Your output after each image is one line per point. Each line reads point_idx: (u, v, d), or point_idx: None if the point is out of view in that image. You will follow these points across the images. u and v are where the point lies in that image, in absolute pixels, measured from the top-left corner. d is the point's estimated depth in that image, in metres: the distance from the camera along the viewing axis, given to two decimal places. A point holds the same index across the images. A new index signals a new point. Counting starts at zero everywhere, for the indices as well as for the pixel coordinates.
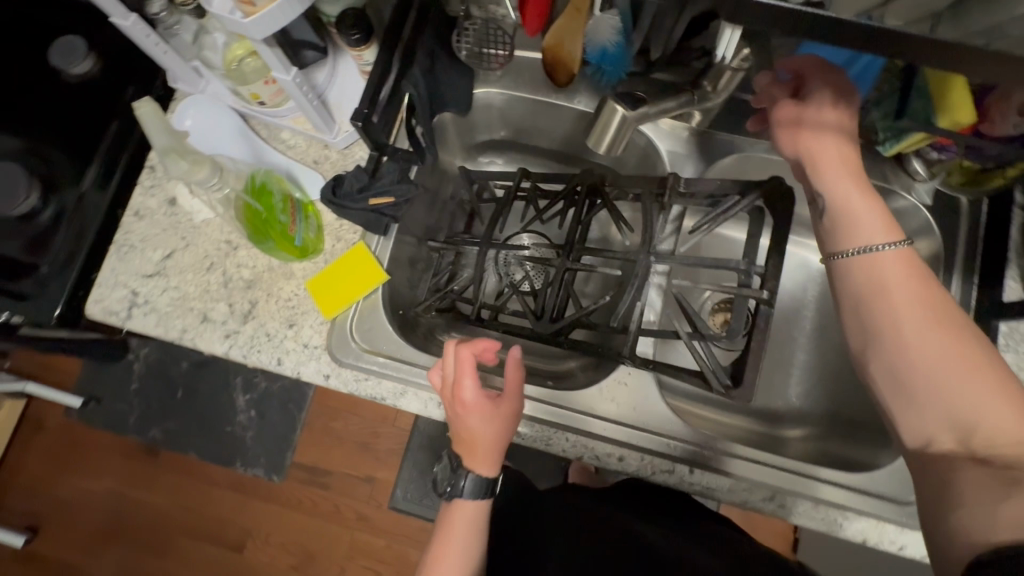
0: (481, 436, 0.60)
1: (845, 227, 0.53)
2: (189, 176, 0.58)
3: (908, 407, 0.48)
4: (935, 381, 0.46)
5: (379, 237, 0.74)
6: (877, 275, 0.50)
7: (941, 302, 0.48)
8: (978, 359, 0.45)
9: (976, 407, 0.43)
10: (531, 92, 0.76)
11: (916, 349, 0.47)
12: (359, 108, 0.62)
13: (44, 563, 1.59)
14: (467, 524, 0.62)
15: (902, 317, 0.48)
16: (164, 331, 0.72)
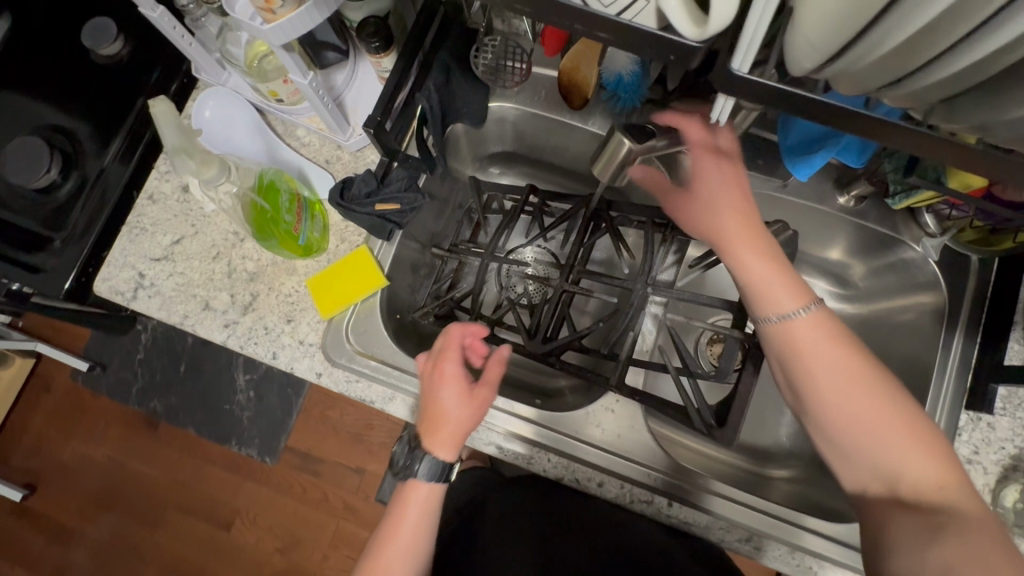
0: (448, 412, 0.61)
1: (763, 293, 0.55)
2: (197, 174, 0.59)
3: (838, 452, 0.53)
4: (864, 437, 0.51)
5: (383, 241, 0.74)
6: (794, 338, 0.53)
7: (848, 353, 0.52)
8: (895, 414, 0.50)
9: (897, 457, 0.49)
10: (545, 110, 0.76)
11: (839, 410, 0.51)
12: (373, 116, 0.63)
13: (39, 520, 1.63)
14: (421, 503, 0.63)
15: (821, 381, 0.52)
16: (166, 315, 0.73)
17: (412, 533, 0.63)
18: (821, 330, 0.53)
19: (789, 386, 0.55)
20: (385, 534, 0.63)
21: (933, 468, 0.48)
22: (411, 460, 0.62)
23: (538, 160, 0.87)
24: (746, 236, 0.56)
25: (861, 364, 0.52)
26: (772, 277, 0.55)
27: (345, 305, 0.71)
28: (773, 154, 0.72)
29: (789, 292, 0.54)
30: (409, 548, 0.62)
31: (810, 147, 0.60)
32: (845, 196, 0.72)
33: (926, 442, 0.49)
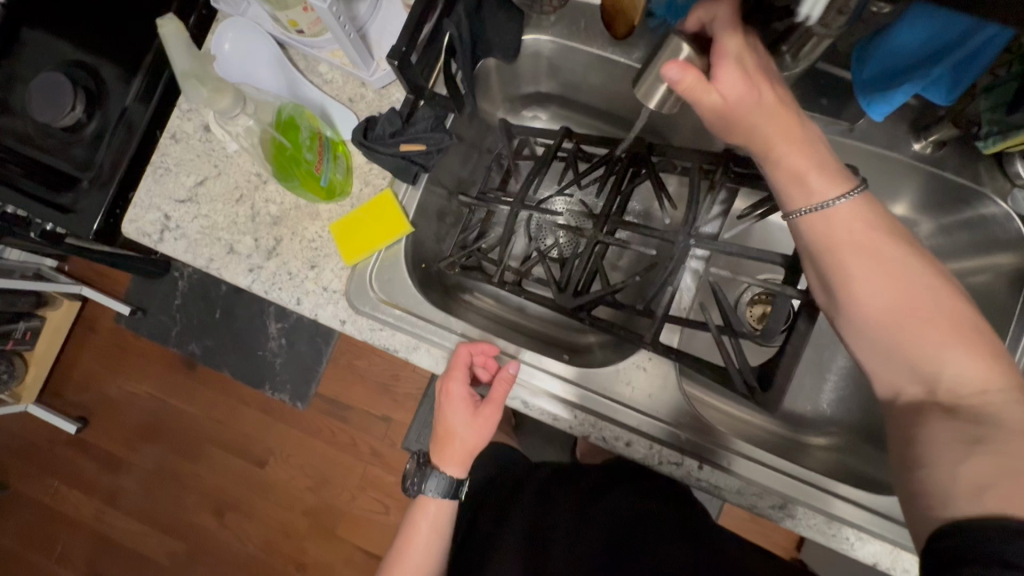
0: (457, 430, 0.64)
1: (797, 183, 0.50)
2: (211, 104, 0.55)
3: (871, 353, 0.50)
4: (898, 337, 0.48)
5: (408, 186, 0.71)
6: (832, 230, 0.49)
7: (892, 245, 0.49)
8: (937, 310, 0.47)
9: (942, 355, 0.46)
10: (584, 43, 0.70)
11: (879, 304, 0.48)
12: (397, 45, 0.59)
13: (93, 450, 1.75)
14: (431, 520, 0.67)
15: (858, 276, 0.49)
16: (191, 258, 0.73)
17: (422, 550, 0.67)
18: (859, 220, 0.49)
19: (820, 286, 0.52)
20: (399, 549, 0.67)
21: (972, 368, 0.45)
22: (421, 482, 0.66)
23: (573, 100, 0.81)
24: (782, 132, 0.48)
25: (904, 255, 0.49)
26: (811, 165, 0.49)
27: (369, 251, 0.68)
28: (843, 93, 0.64)
29: (831, 181, 0.49)
30: (420, 571, 0.66)
31: (892, 80, 0.53)
32: (921, 141, 0.64)
33: (971, 339, 0.46)
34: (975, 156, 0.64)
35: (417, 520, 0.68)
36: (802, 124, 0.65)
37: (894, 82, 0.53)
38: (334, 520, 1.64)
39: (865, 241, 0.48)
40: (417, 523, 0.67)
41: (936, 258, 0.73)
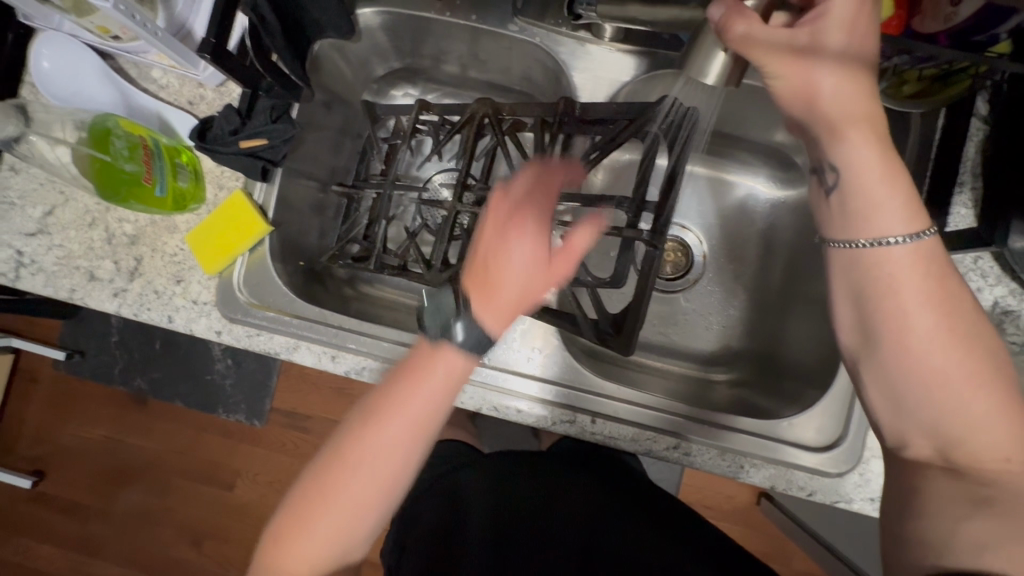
0: (513, 279, 0.49)
1: (858, 216, 0.50)
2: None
3: (887, 399, 0.49)
4: (932, 396, 0.46)
5: (261, 183, 0.68)
6: (890, 275, 0.47)
7: (956, 303, 0.47)
8: (982, 371, 0.45)
9: (970, 416, 0.45)
10: (422, 11, 0.68)
11: (928, 361, 0.46)
12: (205, 37, 0.57)
13: (55, 501, 1.71)
14: (449, 368, 0.50)
15: (914, 327, 0.47)
16: (53, 291, 0.70)
17: (421, 422, 0.49)
18: (918, 269, 0.47)
19: (853, 326, 0.50)
20: (390, 392, 0.49)
21: (1003, 433, 0.44)
22: (452, 318, 0.50)
23: (437, 72, 0.79)
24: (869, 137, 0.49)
25: (959, 309, 0.47)
26: (885, 198, 0.49)
27: (229, 257, 0.65)
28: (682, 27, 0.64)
29: (901, 219, 0.48)
30: (415, 437, 0.49)
31: None
32: None
33: (1005, 402, 0.45)
34: None
35: (421, 372, 0.50)
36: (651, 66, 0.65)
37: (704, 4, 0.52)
38: None
39: (922, 285, 0.47)
40: (425, 375, 0.49)
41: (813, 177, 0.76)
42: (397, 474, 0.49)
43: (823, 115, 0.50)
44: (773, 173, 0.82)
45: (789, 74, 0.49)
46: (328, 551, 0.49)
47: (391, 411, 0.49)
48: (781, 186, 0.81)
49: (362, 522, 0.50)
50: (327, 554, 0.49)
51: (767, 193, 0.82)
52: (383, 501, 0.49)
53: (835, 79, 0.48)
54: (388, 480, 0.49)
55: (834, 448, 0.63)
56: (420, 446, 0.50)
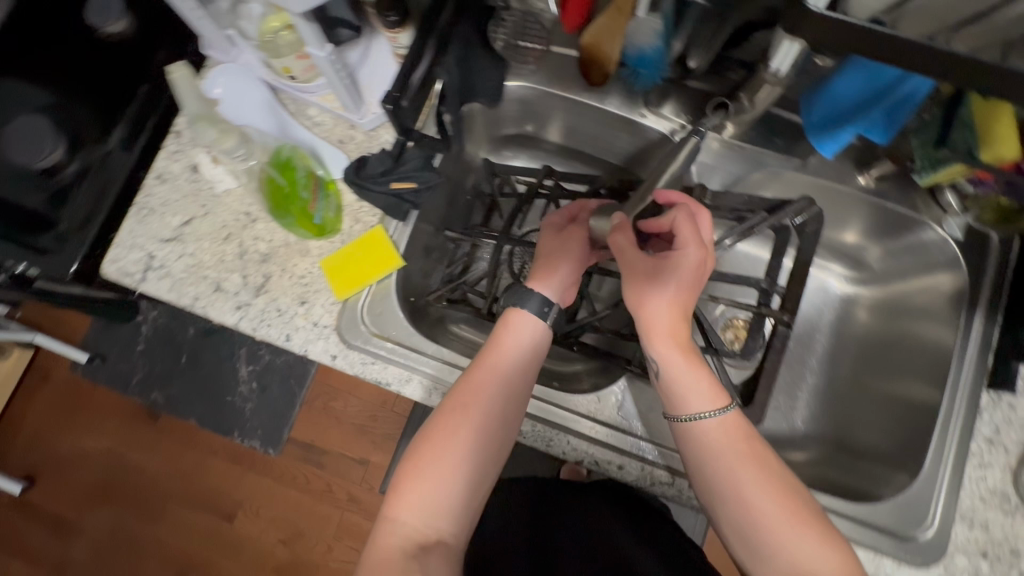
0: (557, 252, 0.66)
1: (676, 393, 0.54)
2: (217, 144, 0.71)
3: (750, 552, 0.51)
4: (779, 537, 0.49)
5: (398, 222, 0.73)
6: (707, 440, 0.53)
7: (763, 460, 0.52)
8: (799, 511, 0.50)
9: (808, 552, 0.48)
10: (562, 89, 0.75)
11: (752, 507, 0.50)
12: (390, 91, 0.62)
13: (39, 512, 1.62)
14: (520, 330, 0.63)
15: (734, 473, 0.51)
16: (176, 297, 0.72)
17: (516, 360, 0.62)
18: (730, 428, 0.53)
19: (703, 487, 0.54)
20: (469, 383, 0.60)
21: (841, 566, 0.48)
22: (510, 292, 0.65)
23: (552, 143, 0.86)
24: (678, 332, 0.53)
25: (765, 456, 0.52)
26: (690, 376, 0.53)
27: (362, 285, 0.70)
28: (794, 134, 0.72)
29: (706, 396, 0.53)
30: (493, 394, 0.60)
31: (837, 122, 0.60)
32: (864, 175, 0.72)
33: (829, 538, 0.49)
34: (913, 188, 0.72)
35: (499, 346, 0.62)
36: (761, 162, 0.73)
37: (827, 128, 0.61)
38: (308, 575, 1.54)
39: (734, 446, 0.52)
40: (505, 344, 0.62)
41: (884, 279, 0.82)
42: (489, 415, 0.59)
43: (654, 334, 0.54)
44: (845, 270, 0.85)
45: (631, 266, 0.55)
46: (437, 500, 0.56)
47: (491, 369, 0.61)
48: (853, 283, 0.85)
49: (455, 487, 0.57)
50: (432, 505, 0.56)
51: (839, 288, 0.86)
52: (482, 453, 0.59)
53: (693, 256, 0.53)
54: (488, 433, 0.59)
55: (914, 538, 0.65)
56: (498, 405, 0.60)
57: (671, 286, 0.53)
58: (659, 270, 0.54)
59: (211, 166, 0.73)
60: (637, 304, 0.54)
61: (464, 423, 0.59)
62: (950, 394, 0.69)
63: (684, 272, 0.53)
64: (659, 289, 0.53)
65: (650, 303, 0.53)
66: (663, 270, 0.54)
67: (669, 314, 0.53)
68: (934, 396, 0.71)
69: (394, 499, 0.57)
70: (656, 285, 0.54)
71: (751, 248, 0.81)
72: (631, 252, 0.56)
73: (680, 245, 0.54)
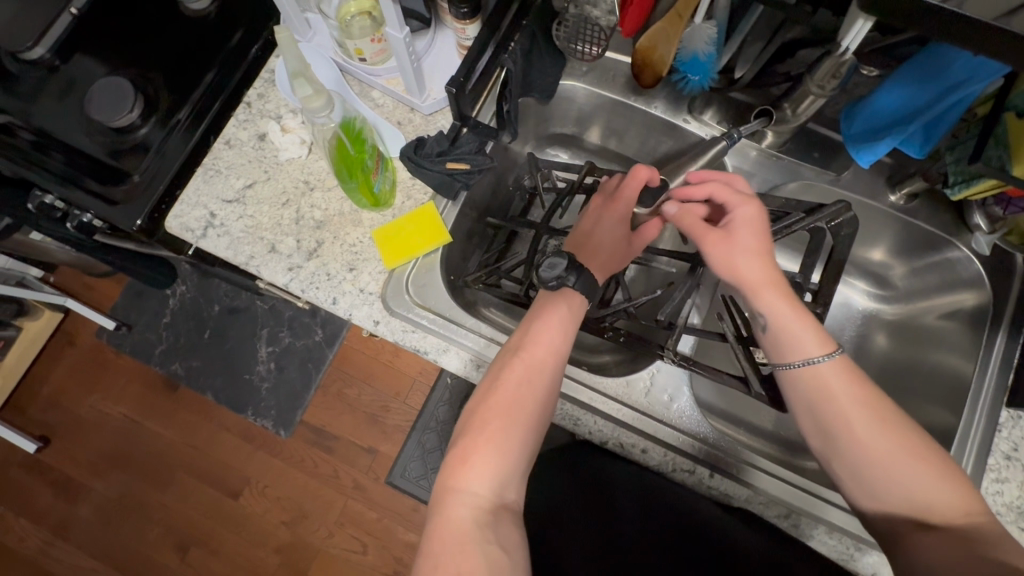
0: (606, 243, 0.68)
1: (783, 341, 0.57)
2: (307, 102, 0.64)
3: (863, 488, 0.54)
4: (897, 473, 0.52)
5: (448, 201, 0.77)
6: (821, 382, 0.55)
7: (878, 401, 0.54)
8: (919, 449, 0.52)
9: (925, 486, 0.51)
10: (611, 91, 0.80)
11: (868, 444, 0.53)
12: (455, 77, 0.67)
13: (50, 474, 1.64)
14: (565, 311, 0.63)
15: (850, 414, 0.54)
16: (232, 255, 0.76)
17: (560, 335, 0.62)
18: (845, 372, 0.55)
19: (813, 430, 0.56)
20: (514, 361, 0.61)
21: (961, 500, 0.50)
22: (566, 273, 0.64)
23: (595, 145, 0.91)
24: (772, 283, 0.57)
25: (880, 398, 0.55)
26: (798, 322, 0.56)
27: (409, 256, 0.74)
28: (830, 149, 0.76)
29: (813, 341, 0.56)
30: (539, 371, 0.60)
31: (876, 134, 0.64)
32: (895, 194, 0.75)
33: (948, 472, 0.51)
34: (941, 208, 0.75)
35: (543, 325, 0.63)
36: (797, 172, 0.77)
37: (866, 140, 0.64)
38: (307, 559, 1.54)
39: (850, 389, 0.54)
40: (550, 322, 0.62)
41: (909, 298, 0.85)
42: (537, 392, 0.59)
43: (752, 290, 0.57)
44: (869, 287, 0.88)
45: (707, 243, 0.59)
46: (492, 474, 0.56)
47: (536, 343, 0.61)
48: (878, 300, 0.87)
49: (511, 462, 0.57)
50: (491, 478, 0.56)
51: (863, 304, 0.88)
52: (535, 425, 0.59)
53: (751, 210, 0.59)
54: (539, 407, 0.59)
55: None
56: (547, 378, 0.60)
57: (749, 239, 0.58)
58: (732, 234, 0.58)
59: (278, 135, 0.78)
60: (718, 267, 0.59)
61: (516, 399, 0.58)
62: (970, 407, 0.71)
63: (751, 225, 0.58)
64: (735, 243, 0.58)
65: (739, 261, 0.58)
66: (736, 230, 0.59)
67: (761, 269, 0.57)
68: (954, 409, 0.73)
69: (452, 474, 0.57)
70: (736, 245, 0.58)
71: (781, 258, 0.84)
72: (701, 229, 0.60)
73: (735, 205, 0.60)
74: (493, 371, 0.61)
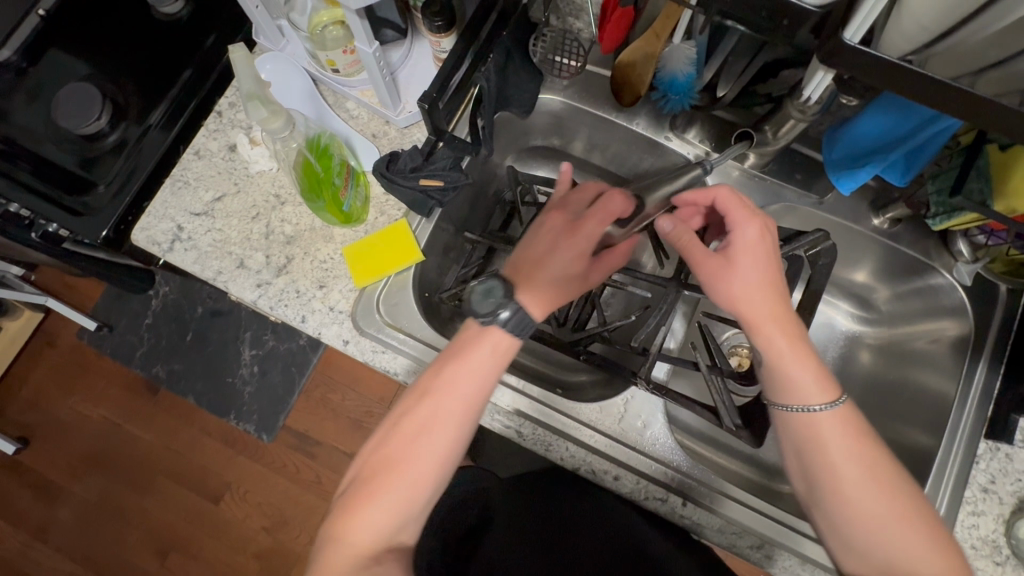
0: (557, 276, 0.59)
1: (780, 382, 0.54)
2: (265, 123, 0.63)
3: (845, 543, 0.52)
4: (880, 535, 0.50)
5: (422, 218, 0.75)
6: (821, 433, 0.52)
7: (876, 460, 0.51)
8: (910, 514, 0.50)
9: (909, 553, 0.49)
10: (592, 106, 0.78)
11: (861, 504, 0.51)
12: (429, 91, 0.64)
13: (30, 475, 1.62)
14: (486, 350, 0.57)
15: (844, 469, 0.51)
16: (200, 269, 0.74)
17: (476, 380, 0.57)
18: (844, 423, 0.52)
19: (803, 476, 0.54)
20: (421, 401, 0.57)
21: (944, 571, 0.49)
22: (504, 301, 0.58)
23: (576, 158, 0.89)
24: (777, 312, 0.53)
25: (879, 455, 0.52)
26: (799, 366, 0.53)
27: (380, 275, 0.72)
28: (813, 171, 0.74)
29: (814, 390, 0.52)
30: (446, 418, 0.56)
31: (855, 161, 0.63)
32: (879, 217, 0.74)
33: (936, 541, 0.50)
34: (924, 234, 0.74)
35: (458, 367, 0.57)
36: (779, 194, 0.75)
37: (846, 165, 0.64)
38: (288, 564, 1.53)
39: (848, 443, 0.51)
40: (463, 364, 0.57)
41: (892, 321, 0.83)
42: (441, 443, 0.56)
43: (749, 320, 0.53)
44: (853, 309, 0.87)
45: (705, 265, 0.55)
46: (382, 526, 0.54)
47: (446, 388, 0.57)
48: (861, 322, 0.86)
49: (400, 518, 0.55)
50: (380, 530, 0.54)
51: (845, 325, 0.87)
52: (433, 480, 0.56)
53: (755, 229, 0.55)
54: (440, 461, 0.56)
55: None
56: (454, 429, 0.56)
57: (749, 262, 0.53)
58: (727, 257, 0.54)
59: (249, 147, 0.76)
60: (725, 295, 0.53)
61: (412, 450, 0.55)
62: (947, 438, 0.70)
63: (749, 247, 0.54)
64: (735, 268, 0.53)
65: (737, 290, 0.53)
66: (733, 256, 0.54)
67: (762, 300, 0.53)
68: (932, 439, 0.72)
69: (343, 520, 0.55)
70: (732, 271, 0.53)
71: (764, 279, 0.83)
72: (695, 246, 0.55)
73: (738, 225, 0.55)
74: (398, 411, 0.58)
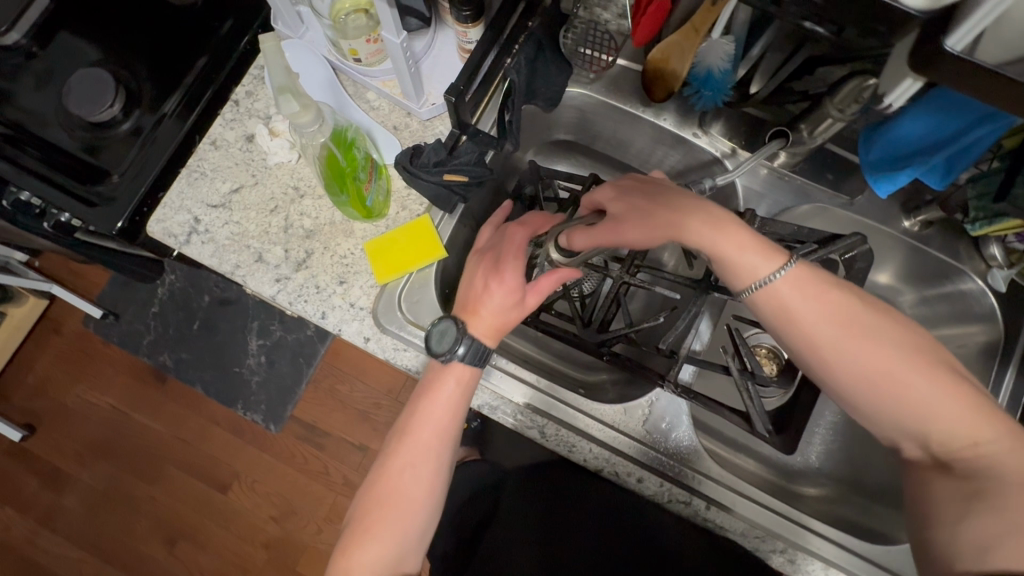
0: (495, 312, 0.61)
1: (731, 271, 0.55)
2: (295, 118, 0.60)
3: (856, 407, 0.55)
4: (879, 388, 0.52)
5: (444, 214, 0.74)
6: (785, 303, 0.53)
7: (847, 307, 0.53)
8: (902, 360, 0.51)
9: (915, 397, 0.51)
10: (620, 101, 0.77)
11: (848, 368, 0.53)
12: (455, 83, 0.62)
13: (36, 462, 1.62)
14: (455, 381, 0.61)
15: (821, 331, 0.53)
16: (217, 263, 0.72)
17: (448, 414, 0.61)
18: (807, 287, 0.53)
19: (790, 351, 0.56)
20: (402, 441, 0.61)
21: (955, 408, 0.50)
22: (456, 341, 0.59)
23: (599, 153, 0.87)
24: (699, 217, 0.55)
25: (856, 312, 0.53)
26: (738, 246, 0.54)
27: (402, 272, 0.71)
28: (845, 171, 0.73)
29: (760, 264, 0.54)
30: (427, 454, 0.61)
31: (895, 163, 0.61)
32: (910, 220, 0.73)
33: (939, 378, 0.51)
34: (956, 238, 0.73)
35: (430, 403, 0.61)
36: (807, 194, 0.74)
37: (888, 166, 0.62)
38: (296, 553, 1.54)
39: (815, 307, 0.52)
40: (434, 400, 0.61)
41: None
42: (426, 478, 0.61)
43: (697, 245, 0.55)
44: None
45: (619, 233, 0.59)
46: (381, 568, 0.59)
47: (420, 425, 0.61)
48: None
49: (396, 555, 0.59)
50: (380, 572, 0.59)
51: None
52: (422, 513, 0.61)
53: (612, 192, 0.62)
54: (428, 491, 0.61)
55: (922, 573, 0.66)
56: (433, 462, 0.61)
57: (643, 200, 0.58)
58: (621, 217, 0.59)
59: (268, 138, 0.74)
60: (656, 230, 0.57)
61: (398, 492, 0.60)
62: None
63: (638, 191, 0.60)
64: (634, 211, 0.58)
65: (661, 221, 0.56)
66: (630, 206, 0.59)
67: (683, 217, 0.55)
68: None
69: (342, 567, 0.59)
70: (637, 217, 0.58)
71: None
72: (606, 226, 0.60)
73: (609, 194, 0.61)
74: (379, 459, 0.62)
